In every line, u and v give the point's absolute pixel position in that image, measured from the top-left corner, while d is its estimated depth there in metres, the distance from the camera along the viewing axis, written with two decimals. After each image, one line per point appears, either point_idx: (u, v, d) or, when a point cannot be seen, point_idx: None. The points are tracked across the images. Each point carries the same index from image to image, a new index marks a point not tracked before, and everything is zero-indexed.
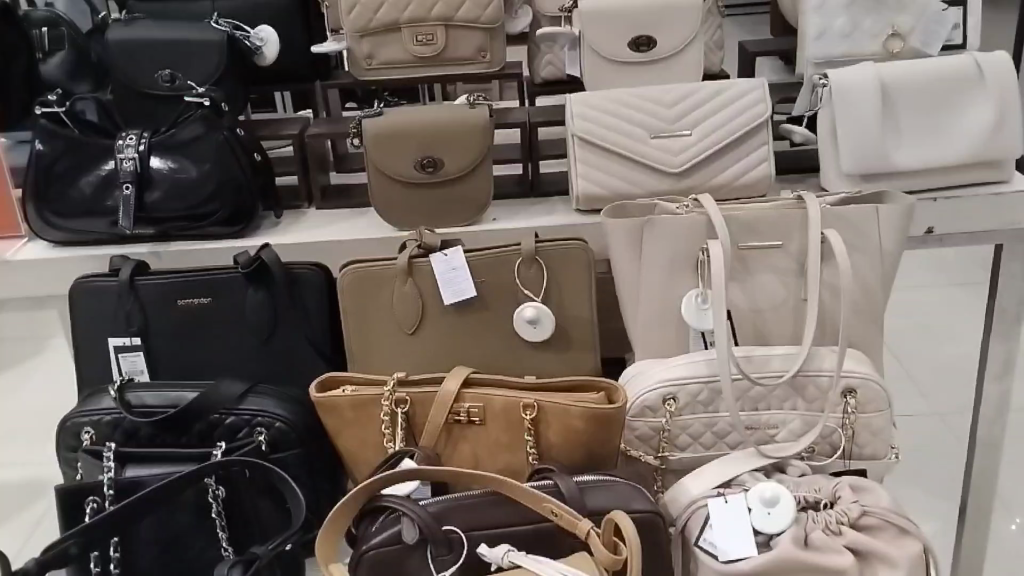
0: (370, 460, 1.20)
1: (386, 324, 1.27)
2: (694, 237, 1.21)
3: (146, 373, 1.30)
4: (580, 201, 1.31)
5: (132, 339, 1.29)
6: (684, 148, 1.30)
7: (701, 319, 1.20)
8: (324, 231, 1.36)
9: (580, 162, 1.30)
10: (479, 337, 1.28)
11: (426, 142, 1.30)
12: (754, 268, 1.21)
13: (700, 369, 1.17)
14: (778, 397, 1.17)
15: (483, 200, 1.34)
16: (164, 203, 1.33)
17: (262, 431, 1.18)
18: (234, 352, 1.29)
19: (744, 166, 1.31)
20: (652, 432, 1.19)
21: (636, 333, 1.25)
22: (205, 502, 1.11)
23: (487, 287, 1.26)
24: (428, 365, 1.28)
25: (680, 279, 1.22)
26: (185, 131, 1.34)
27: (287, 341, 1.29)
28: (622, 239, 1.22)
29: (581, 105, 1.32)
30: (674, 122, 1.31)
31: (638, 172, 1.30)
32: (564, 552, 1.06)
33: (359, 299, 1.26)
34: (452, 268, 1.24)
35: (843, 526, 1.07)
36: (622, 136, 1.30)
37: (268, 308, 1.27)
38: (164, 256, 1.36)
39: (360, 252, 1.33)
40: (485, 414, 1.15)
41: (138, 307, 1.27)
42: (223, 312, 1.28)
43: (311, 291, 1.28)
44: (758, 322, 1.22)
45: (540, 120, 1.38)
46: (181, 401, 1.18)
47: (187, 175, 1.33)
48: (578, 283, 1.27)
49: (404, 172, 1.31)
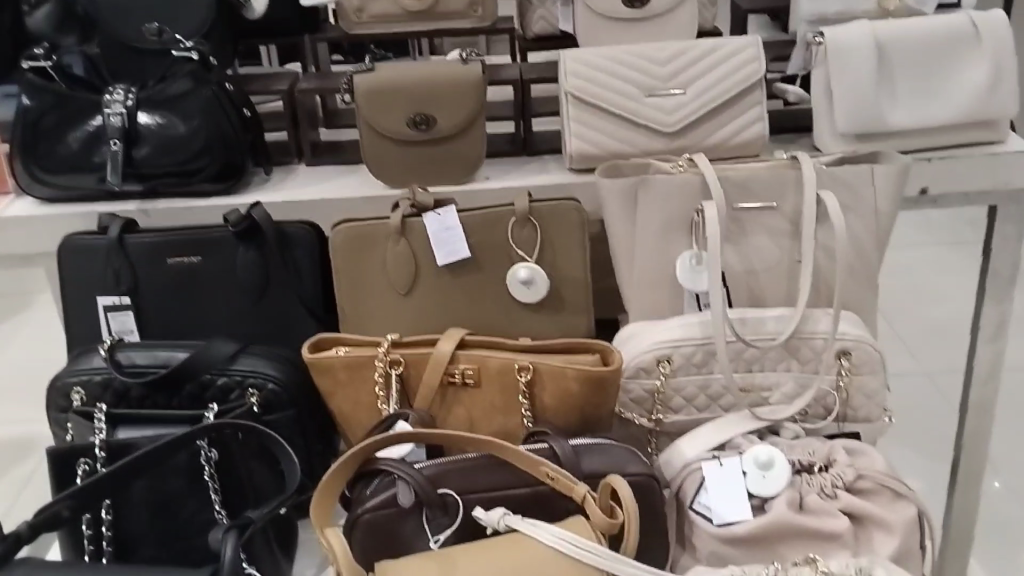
0: (363, 422, 1.20)
1: (380, 284, 1.26)
2: (689, 197, 1.20)
3: (136, 333, 1.29)
4: (573, 159, 1.29)
5: (122, 299, 1.27)
6: (681, 106, 1.28)
7: (695, 280, 1.19)
8: (315, 189, 1.34)
9: (574, 121, 1.28)
10: (473, 298, 1.27)
11: (419, 98, 1.28)
12: (748, 229, 1.20)
13: (695, 331, 1.17)
14: (773, 359, 1.17)
15: (477, 157, 1.32)
16: (153, 158, 1.30)
17: (254, 392, 1.18)
18: (226, 311, 1.28)
19: (740, 125, 1.29)
20: (647, 394, 1.19)
21: (629, 295, 1.24)
22: (197, 464, 1.10)
23: (480, 248, 1.25)
24: (423, 326, 1.28)
25: (676, 240, 1.21)
26: (173, 85, 1.31)
27: (278, 301, 1.28)
28: (617, 197, 1.20)
29: (573, 62, 1.29)
30: (671, 79, 1.29)
31: (633, 131, 1.28)
32: (559, 514, 1.07)
33: (351, 259, 1.25)
34: (445, 227, 1.23)
35: (838, 489, 1.08)
36: (615, 94, 1.28)
37: (260, 267, 1.26)
38: (152, 214, 1.34)
39: (351, 211, 1.32)
40: (479, 375, 1.14)
41: (127, 266, 1.26)
42: (215, 270, 1.26)
43: (302, 251, 1.26)
44: (754, 284, 1.21)
45: (533, 76, 1.36)
46: (171, 361, 1.19)
47: (176, 131, 1.30)
48: (574, 243, 1.26)
49: (394, 129, 1.29)
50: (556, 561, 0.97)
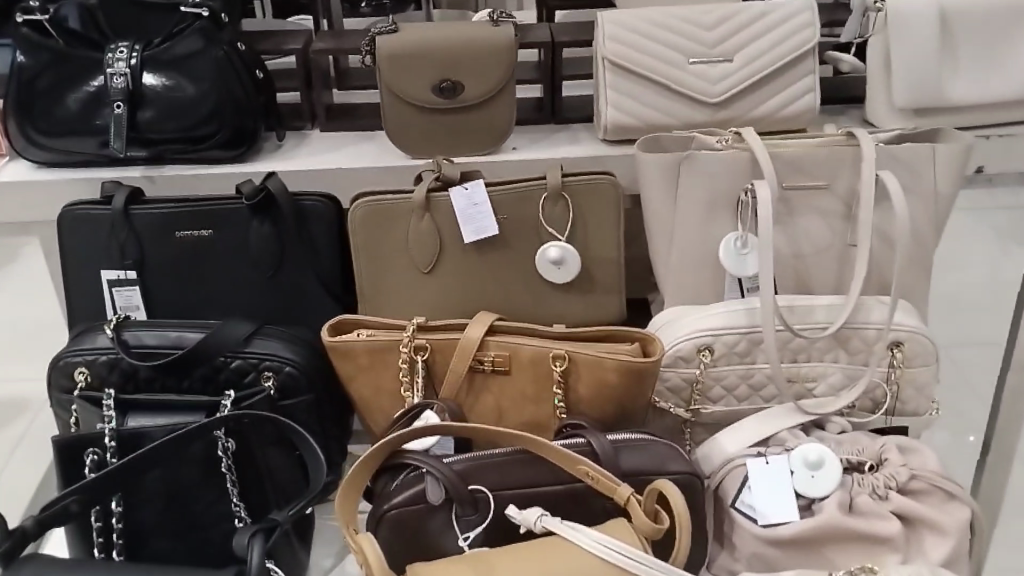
0: (386, 409, 1.14)
1: (402, 261, 1.19)
2: (736, 175, 1.13)
3: (142, 310, 1.22)
4: (607, 131, 1.22)
5: (128, 273, 1.19)
6: (726, 75, 1.20)
7: (740, 265, 1.13)
8: (332, 157, 1.26)
9: (610, 88, 1.21)
10: (500, 277, 1.20)
11: (445, 64, 1.19)
12: (798, 210, 1.15)
13: (740, 319, 1.11)
14: (820, 349, 1.13)
15: (504, 127, 1.24)
16: (158, 122, 1.22)
17: (271, 376, 1.12)
18: (240, 287, 1.20)
19: (788, 95, 1.21)
20: (684, 383, 1.14)
21: (667, 277, 1.18)
22: (215, 456, 1.03)
23: (509, 224, 1.18)
24: (446, 306, 1.21)
25: (719, 220, 1.15)
26: (180, 44, 1.21)
27: (294, 277, 1.20)
28: (657, 173, 1.14)
29: (614, 25, 1.21)
30: (717, 47, 1.21)
31: (674, 101, 1.21)
32: (595, 513, 1.01)
33: (372, 234, 1.18)
34: (473, 203, 1.16)
35: (890, 491, 1.03)
36: (658, 61, 1.20)
37: (275, 241, 1.18)
38: (159, 180, 1.25)
39: (371, 182, 1.24)
40: (510, 362, 1.08)
41: (132, 238, 1.18)
42: (228, 244, 1.19)
43: (319, 225, 1.18)
44: (802, 269, 1.16)
45: (567, 39, 1.27)
46: (183, 342, 1.12)
47: (183, 93, 1.21)
48: (608, 220, 1.20)
49: (418, 95, 1.19)
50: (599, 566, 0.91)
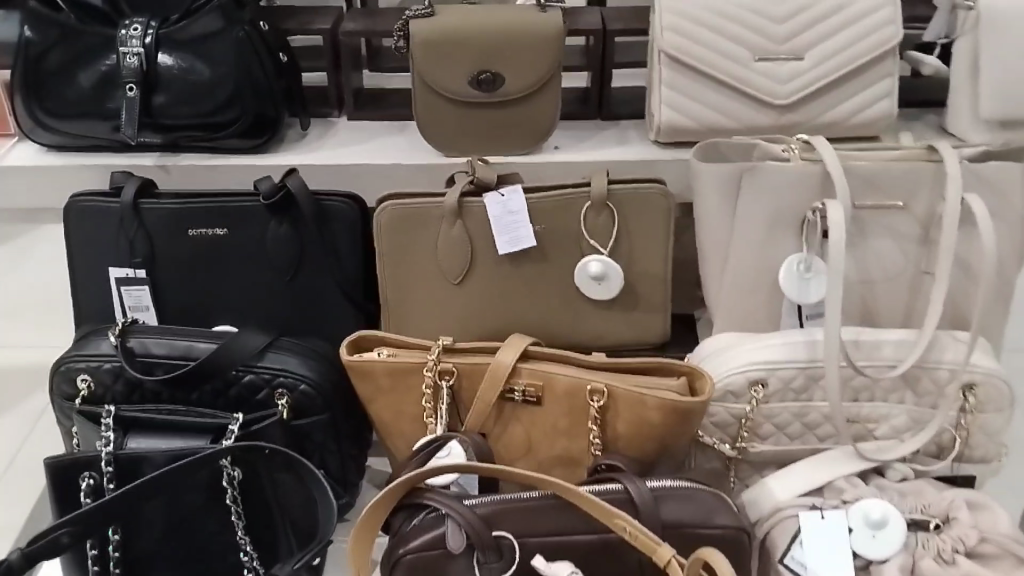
0: (406, 434, 1.05)
1: (430, 270, 1.10)
2: (804, 192, 1.02)
3: (152, 311, 1.12)
4: (659, 130, 1.11)
5: (137, 272, 1.10)
6: (796, 76, 1.08)
7: (802, 292, 1.03)
8: (359, 151, 1.16)
9: (664, 85, 1.09)
10: (536, 290, 1.11)
11: (486, 53, 1.07)
12: (870, 230, 1.04)
13: (800, 352, 1.02)
14: (885, 389, 1.03)
15: (548, 124, 1.13)
16: (173, 107, 1.11)
17: (284, 393, 1.04)
18: (257, 291, 1.11)
19: (863, 100, 1.09)
20: (732, 419, 1.05)
21: (716, 303, 1.09)
22: (219, 485, 0.95)
23: (547, 234, 1.09)
24: (475, 319, 1.12)
25: (781, 240, 1.04)
26: (198, 23, 1.10)
27: (312, 282, 1.10)
28: (716, 186, 1.04)
29: (671, 14, 1.08)
30: (786, 42, 1.08)
31: (736, 101, 1.09)
32: (629, 567, 0.92)
33: (398, 242, 1.08)
34: (509, 211, 1.06)
35: (958, 555, 0.92)
36: (719, 56, 1.08)
37: (294, 243, 1.08)
38: (174, 171, 1.14)
39: (401, 181, 1.14)
40: (543, 392, 0.99)
41: (143, 235, 1.08)
42: (246, 245, 1.09)
43: (344, 227, 1.08)
44: (869, 299, 1.07)
45: (619, 27, 1.15)
46: (192, 352, 1.04)
47: (201, 77, 1.10)
48: (655, 232, 1.10)
49: (454, 87, 1.08)
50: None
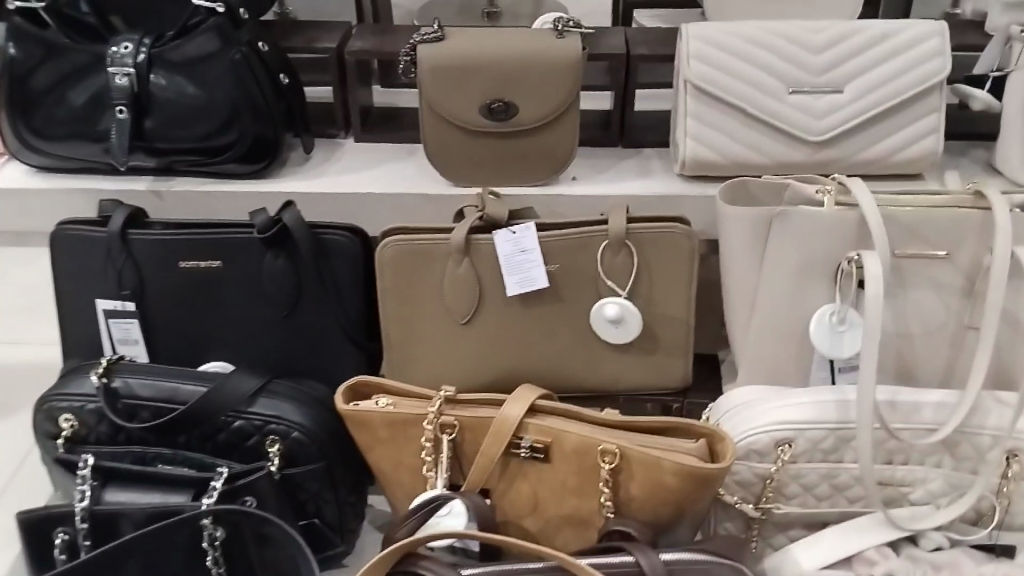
0: (406, 486, 0.99)
1: (435, 310, 1.03)
2: (841, 238, 0.95)
3: (142, 345, 1.05)
4: (684, 165, 1.04)
5: (125, 304, 1.03)
6: (834, 109, 1.01)
7: (834, 346, 0.96)
8: (365, 177, 1.09)
9: (691, 117, 1.03)
10: (549, 333, 1.04)
11: (499, 81, 1.01)
12: (910, 281, 0.97)
13: (830, 413, 0.95)
14: (922, 451, 0.96)
15: (565, 156, 1.05)
16: (167, 131, 1.05)
17: (275, 441, 0.97)
18: (251, 328, 1.04)
19: (907, 135, 1.02)
20: (755, 478, 0.98)
21: (744, 356, 1.02)
22: (199, 545, 0.89)
23: (561, 276, 1.02)
24: (484, 362, 1.05)
25: (812, 288, 0.97)
26: (193, 43, 1.03)
27: (312, 320, 1.03)
28: (743, 230, 0.97)
29: (698, 40, 1.02)
30: (824, 74, 1.01)
31: (768, 136, 1.02)
32: None
33: (403, 281, 1.01)
34: (520, 250, 0.99)
35: None
36: (749, 86, 1.01)
37: (292, 280, 1.01)
38: (167, 196, 1.07)
39: (411, 213, 1.07)
40: (551, 450, 0.92)
41: (132, 267, 1.01)
42: (239, 280, 1.02)
43: (343, 263, 1.01)
44: (907, 353, 1.00)
45: (644, 52, 1.08)
46: (179, 396, 0.97)
47: (195, 101, 1.04)
48: (678, 276, 1.03)
49: (464, 116, 1.02)
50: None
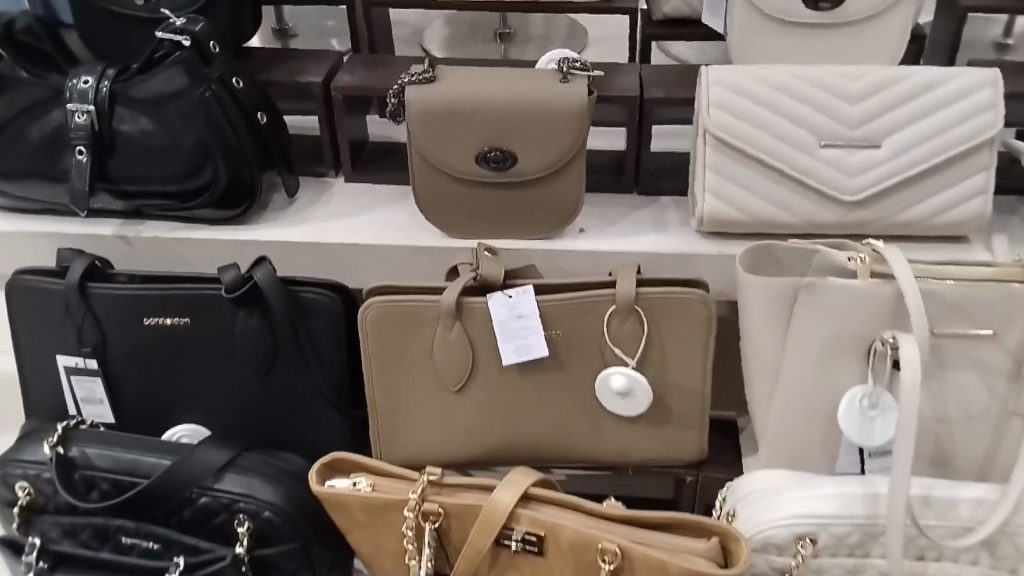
0: (388, 569, 0.90)
1: (424, 375, 0.94)
2: (873, 315, 0.85)
3: (107, 405, 0.97)
4: (701, 222, 0.95)
5: (87, 362, 0.95)
6: (871, 166, 0.92)
7: (864, 432, 0.87)
8: (353, 224, 1.00)
9: (709, 170, 0.94)
10: (549, 403, 0.95)
11: (495, 127, 0.92)
12: (951, 361, 0.87)
13: (858, 507, 0.85)
14: (957, 550, 0.86)
15: (570, 209, 0.96)
16: (132, 171, 0.98)
17: (245, 520, 0.89)
18: (222, 389, 0.95)
19: (948, 199, 0.92)
20: (772, 572, 0.88)
21: (763, 433, 0.93)
22: None
23: (563, 342, 0.92)
24: (478, 432, 0.95)
25: (838, 365, 0.88)
26: (158, 79, 0.95)
27: (289, 383, 0.95)
28: (766, 301, 0.88)
29: (718, 86, 0.93)
30: (860, 126, 0.92)
31: (794, 193, 0.93)
32: None
33: (389, 345, 0.92)
34: (517, 314, 0.90)
35: None
36: (774, 138, 0.92)
37: (267, 340, 0.93)
38: (136, 243, 1.00)
39: (403, 267, 0.99)
40: (544, 544, 0.83)
41: (93, 322, 0.93)
42: (208, 338, 0.93)
43: (323, 323, 0.93)
44: (944, 438, 0.90)
45: (660, 95, 0.99)
46: (139, 469, 0.89)
47: (164, 141, 0.96)
48: (692, 345, 0.93)
49: (456, 165, 0.94)
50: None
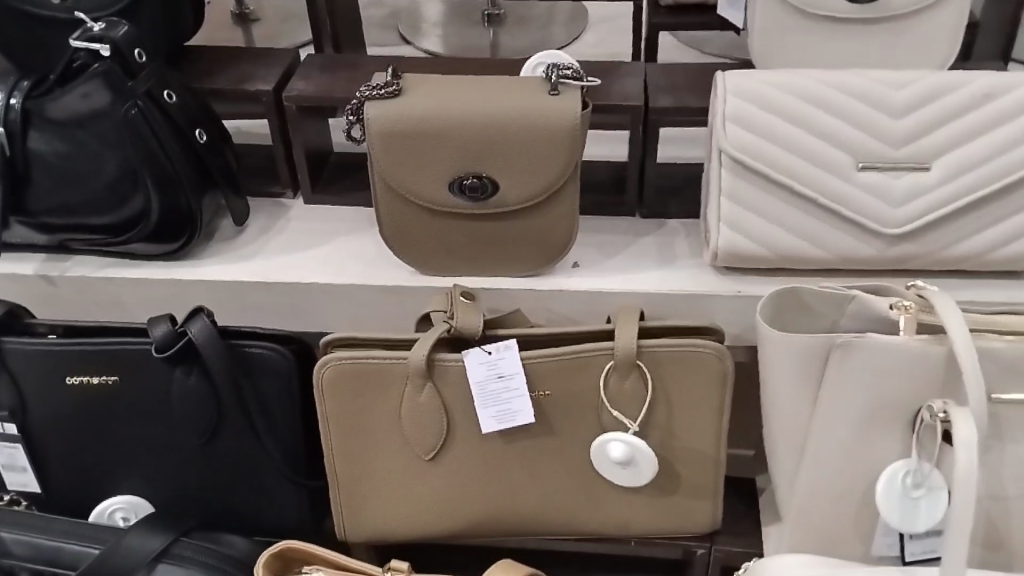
0: None
1: (391, 441, 0.81)
2: (923, 379, 0.71)
3: (31, 472, 0.85)
4: (716, 257, 0.81)
5: (4, 426, 0.83)
6: (920, 191, 0.77)
7: (907, 517, 0.73)
8: (311, 259, 0.87)
9: (724, 196, 0.79)
10: (538, 470, 0.82)
11: (470, 150, 0.78)
12: (1011, 432, 0.73)
13: None
14: None
15: (562, 244, 0.82)
16: (54, 201, 0.84)
17: None
18: (162, 454, 0.83)
19: (1009, 231, 0.78)
20: None
21: (788, 506, 0.80)
22: None
23: (552, 404, 0.79)
24: (453, 505, 0.82)
25: (877, 435, 0.74)
26: (75, 95, 0.80)
27: (236, 449, 0.82)
28: (792, 360, 0.73)
29: (736, 96, 0.78)
30: (905, 145, 0.77)
31: (826, 225, 0.79)
32: None
33: (351, 407, 0.79)
34: (499, 374, 0.77)
35: None
36: (803, 160, 0.78)
37: (207, 402, 0.80)
38: (61, 283, 0.87)
39: (370, 309, 0.85)
40: None
41: (8, 383, 0.81)
42: (141, 398, 0.81)
43: (273, 383, 0.80)
44: (1000, 516, 0.77)
45: (667, 103, 0.84)
46: (62, 559, 0.77)
47: (87, 167, 0.83)
48: (705, 405, 0.79)
49: (425, 194, 0.79)
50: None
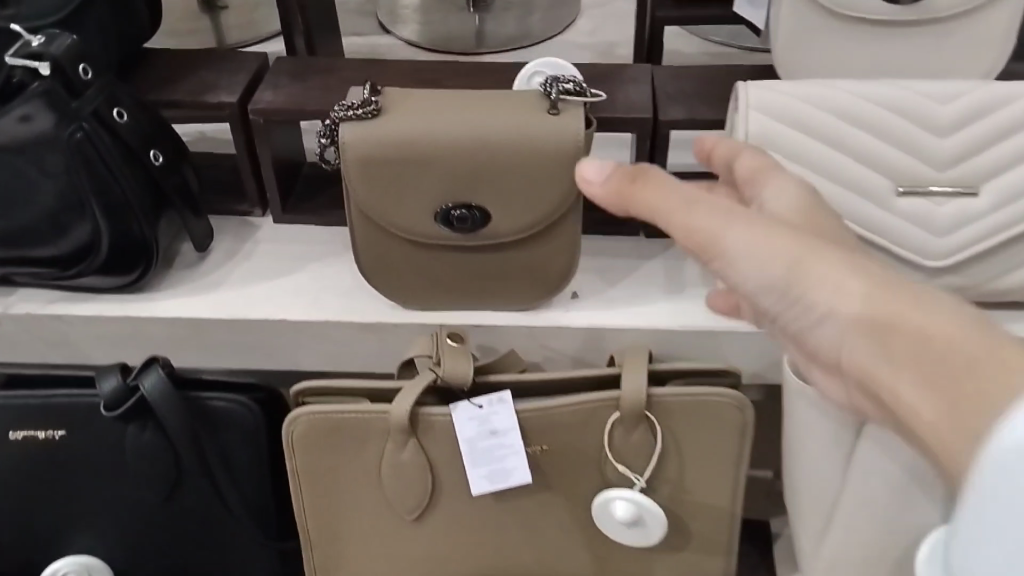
0: None
1: (370, 499, 0.72)
2: None
3: None
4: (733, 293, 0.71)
5: None
6: (966, 219, 0.68)
7: None
8: (282, 290, 0.78)
9: None
10: (535, 529, 0.74)
11: (457, 177, 0.68)
12: None
13: None
14: None
15: (560, 276, 0.73)
16: None
17: None
18: (120, 512, 0.75)
19: None
20: None
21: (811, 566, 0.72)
22: None
23: (551, 460, 0.71)
24: (441, 565, 0.75)
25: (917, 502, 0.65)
26: (12, 116, 0.69)
27: (202, 506, 0.74)
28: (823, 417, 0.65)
29: (759, 111, 0.69)
30: (950, 167, 0.68)
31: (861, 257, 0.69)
32: None
33: (325, 464, 0.71)
34: (491, 431, 0.68)
35: None
36: (834, 184, 0.68)
37: (168, 460, 0.71)
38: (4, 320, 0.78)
39: (348, 347, 0.77)
40: None
41: None
42: (94, 455, 0.72)
43: (241, 437, 0.71)
44: None
45: (678, 116, 0.75)
46: None
47: (27, 197, 0.73)
48: (721, 458, 0.71)
49: (405, 223, 0.70)
50: (917, 413, 0.37)
